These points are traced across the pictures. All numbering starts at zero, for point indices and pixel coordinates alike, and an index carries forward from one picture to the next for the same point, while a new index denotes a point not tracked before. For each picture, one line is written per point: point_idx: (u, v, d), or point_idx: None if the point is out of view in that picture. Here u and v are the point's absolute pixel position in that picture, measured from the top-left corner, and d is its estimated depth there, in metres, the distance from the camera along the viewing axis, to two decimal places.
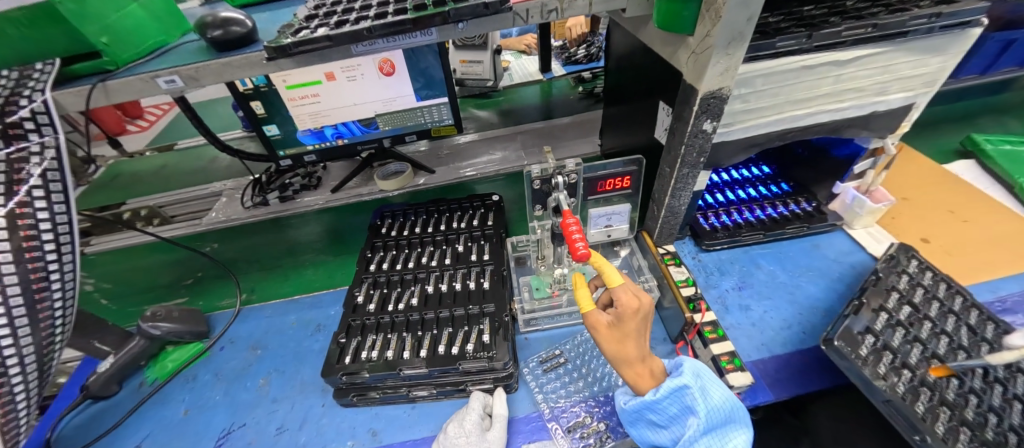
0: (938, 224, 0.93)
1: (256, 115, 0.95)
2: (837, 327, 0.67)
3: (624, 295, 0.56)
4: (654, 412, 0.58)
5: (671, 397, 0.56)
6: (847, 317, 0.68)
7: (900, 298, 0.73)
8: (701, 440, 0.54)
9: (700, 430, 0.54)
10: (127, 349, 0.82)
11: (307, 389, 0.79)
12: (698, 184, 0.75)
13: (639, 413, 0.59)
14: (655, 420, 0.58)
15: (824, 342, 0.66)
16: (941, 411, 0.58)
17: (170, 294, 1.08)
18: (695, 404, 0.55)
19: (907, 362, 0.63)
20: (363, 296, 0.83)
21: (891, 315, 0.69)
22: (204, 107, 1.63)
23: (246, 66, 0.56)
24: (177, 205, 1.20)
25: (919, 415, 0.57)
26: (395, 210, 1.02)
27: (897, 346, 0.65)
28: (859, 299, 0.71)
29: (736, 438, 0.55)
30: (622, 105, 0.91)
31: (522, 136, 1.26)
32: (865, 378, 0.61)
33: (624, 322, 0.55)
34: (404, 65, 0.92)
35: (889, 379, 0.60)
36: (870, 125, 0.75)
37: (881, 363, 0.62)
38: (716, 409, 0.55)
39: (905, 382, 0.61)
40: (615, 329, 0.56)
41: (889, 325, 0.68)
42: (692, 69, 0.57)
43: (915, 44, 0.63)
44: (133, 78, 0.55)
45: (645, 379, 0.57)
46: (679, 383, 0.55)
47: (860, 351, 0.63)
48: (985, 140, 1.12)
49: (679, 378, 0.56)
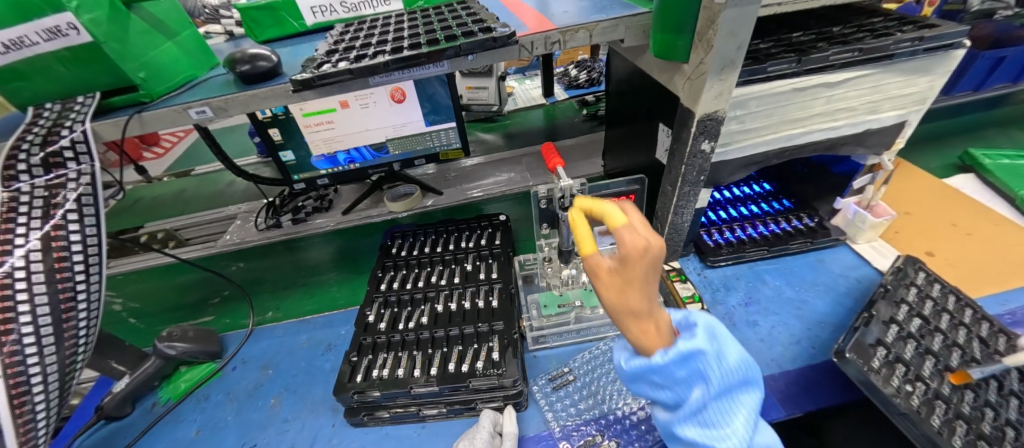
0: (941, 238, 0.94)
1: (273, 141, 1.00)
2: (848, 340, 0.68)
3: (627, 231, 0.40)
4: (654, 373, 0.42)
5: (679, 362, 0.41)
6: (859, 330, 0.70)
7: (909, 311, 0.73)
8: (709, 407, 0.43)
9: (710, 396, 0.42)
10: (143, 369, 0.83)
11: (318, 408, 0.80)
12: (700, 201, 0.77)
13: (635, 373, 0.44)
14: (655, 381, 0.43)
15: (836, 354, 0.67)
16: (957, 424, 0.57)
17: (198, 312, 1.10)
18: (701, 364, 0.41)
19: (921, 375, 0.63)
20: (374, 315, 0.84)
21: (902, 327, 0.70)
22: (221, 135, 1.70)
23: (272, 97, 0.61)
24: (193, 228, 1.23)
25: (935, 428, 0.57)
26: (405, 231, 1.05)
27: (910, 358, 0.66)
28: (869, 312, 0.73)
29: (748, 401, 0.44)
30: (624, 127, 0.94)
31: (527, 158, 1.29)
32: (879, 392, 0.62)
33: (621, 263, 0.39)
34: (414, 92, 0.97)
35: (904, 393, 0.61)
36: (864, 143, 0.77)
37: (895, 377, 0.63)
38: (729, 370, 0.42)
39: (919, 395, 0.61)
40: (608, 273, 0.41)
41: (899, 338, 0.69)
42: (689, 93, 0.60)
43: (901, 65, 0.66)
44: (166, 109, 0.59)
45: (644, 334, 0.41)
46: (691, 346, 0.40)
47: (872, 363, 0.65)
48: (983, 154, 1.13)
49: (686, 341, 0.41)
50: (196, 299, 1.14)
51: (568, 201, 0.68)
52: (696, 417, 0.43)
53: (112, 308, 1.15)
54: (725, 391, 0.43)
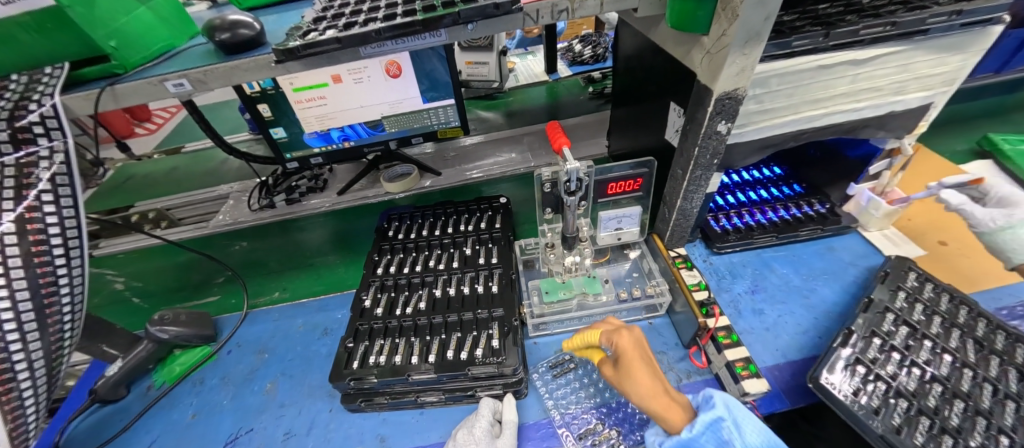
0: (956, 226, 0.91)
1: (263, 117, 0.95)
2: (824, 363, 0.64)
3: (614, 334, 0.63)
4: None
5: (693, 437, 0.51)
6: (835, 349, 0.66)
7: (895, 320, 0.70)
8: None
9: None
10: (136, 353, 0.82)
11: (315, 393, 0.78)
12: (711, 185, 0.73)
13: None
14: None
15: (812, 379, 0.63)
16: (942, 438, 0.56)
17: (202, 292, 1.07)
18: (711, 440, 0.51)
19: (902, 390, 0.61)
20: (371, 300, 0.82)
21: (885, 340, 0.67)
22: (211, 110, 1.63)
23: (255, 68, 0.56)
24: (186, 208, 1.20)
25: (913, 446, 0.55)
26: (402, 213, 1.02)
27: (891, 374, 0.63)
28: (847, 326, 0.69)
29: None
30: (632, 106, 0.89)
31: (528, 138, 1.25)
32: (856, 415, 0.59)
33: (623, 359, 0.60)
34: (410, 67, 0.92)
35: (882, 414, 0.58)
36: (887, 126, 0.73)
37: (873, 397, 0.60)
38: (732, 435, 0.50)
39: (900, 413, 0.59)
40: (619, 373, 0.60)
41: (882, 352, 0.66)
42: (707, 69, 0.55)
43: (935, 42, 0.61)
44: (141, 82, 0.55)
45: (672, 414, 0.55)
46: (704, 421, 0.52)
47: (847, 384, 0.62)
48: (1003, 139, 1.09)
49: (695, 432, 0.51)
50: (202, 278, 1.12)
51: (574, 185, 0.64)
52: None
53: (111, 288, 1.13)
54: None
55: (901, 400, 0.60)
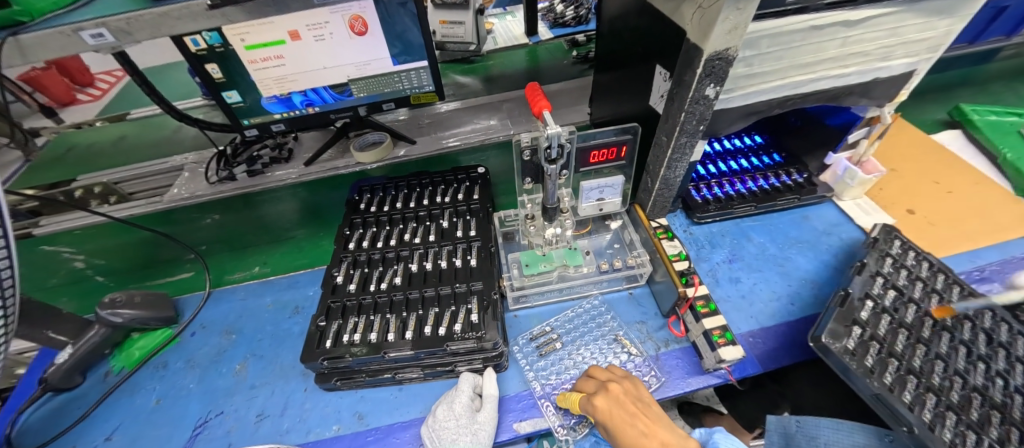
0: (923, 195, 0.93)
1: (213, 79, 0.85)
2: (824, 326, 0.66)
3: (590, 407, 0.58)
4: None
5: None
6: (835, 311, 0.68)
7: (884, 284, 0.72)
8: None
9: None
10: (87, 338, 0.76)
11: (287, 373, 0.76)
12: (695, 153, 0.71)
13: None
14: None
15: (812, 340, 0.65)
16: (927, 397, 0.59)
17: (174, 269, 1.06)
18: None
19: (893, 351, 0.64)
20: (343, 276, 0.78)
21: (876, 302, 0.70)
22: (158, 73, 1.48)
23: (189, 16, 0.49)
24: (136, 181, 1.10)
25: (906, 405, 0.58)
26: (374, 185, 0.96)
27: (883, 335, 0.65)
28: (844, 290, 0.71)
29: None
30: (615, 71, 0.85)
31: (507, 104, 1.19)
32: (855, 375, 0.61)
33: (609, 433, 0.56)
34: (378, 25, 0.84)
35: (878, 372, 0.61)
36: (870, 93, 0.72)
37: (869, 356, 0.63)
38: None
39: (892, 372, 0.61)
40: (613, 441, 0.57)
41: (873, 314, 0.68)
42: (698, 27, 0.52)
43: (926, 4, 0.59)
44: (50, 31, 0.47)
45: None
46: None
47: (848, 344, 0.64)
48: (972, 110, 1.11)
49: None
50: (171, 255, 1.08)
51: (555, 152, 0.61)
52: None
53: (70, 267, 1.05)
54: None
55: (893, 359, 0.62)
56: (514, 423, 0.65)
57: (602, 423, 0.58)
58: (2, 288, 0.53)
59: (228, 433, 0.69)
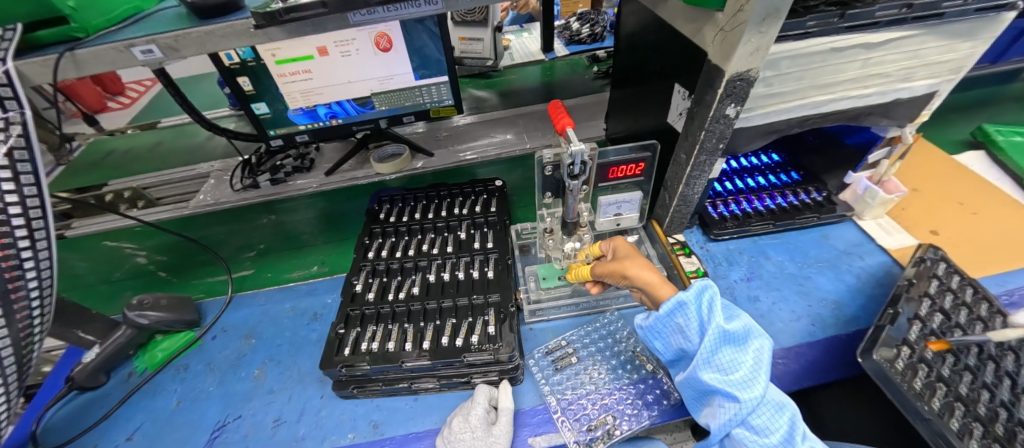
0: (946, 216, 0.92)
1: (243, 92, 0.89)
2: (872, 340, 0.67)
3: (618, 240, 0.72)
4: (669, 329, 0.59)
5: (699, 300, 0.56)
6: (885, 328, 0.68)
7: (931, 306, 0.71)
8: (722, 352, 0.54)
9: (718, 342, 0.54)
10: (114, 339, 0.78)
11: (305, 380, 0.76)
12: (714, 171, 0.72)
13: (664, 322, 0.58)
14: (684, 326, 0.57)
15: (861, 355, 0.66)
16: (975, 426, 0.58)
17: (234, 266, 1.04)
18: (714, 314, 0.55)
19: (941, 375, 0.63)
20: (362, 284, 0.80)
21: (925, 325, 0.69)
22: (188, 84, 1.54)
23: (232, 35, 0.51)
24: (163, 187, 1.13)
25: (954, 432, 0.57)
26: (393, 195, 0.98)
27: (931, 358, 0.65)
28: (892, 309, 0.70)
29: (756, 349, 0.54)
30: (633, 88, 0.86)
31: (524, 119, 1.21)
32: (904, 396, 0.61)
33: (624, 253, 0.69)
34: (401, 41, 0.87)
35: (927, 397, 0.60)
36: (891, 113, 0.72)
37: (917, 377, 0.63)
38: (735, 326, 0.55)
39: (940, 397, 0.61)
40: (619, 259, 0.68)
41: (922, 335, 0.67)
42: (719, 49, 0.53)
43: (947, 27, 0.60)
44: (104, 47, 0.50)
45: (664, 290, 0.62)
46: (702, 284, 0.57)
47: (896, 364, 0.64)
48: (996, 131, 1.10)
49: (692, 289, 0.57)
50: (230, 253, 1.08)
51: (578, 168, 0.61)
52: (710, 363, 0.54)
53: (133, 262, 1.09)
54: (736, 342, 0.55)
55: (940, 385, 0.62)
56: (529, 438, 0.64)
57: (613, 250, 0.71)
58: (43, 289, 0.55)
59: (245, 437, 0.69)
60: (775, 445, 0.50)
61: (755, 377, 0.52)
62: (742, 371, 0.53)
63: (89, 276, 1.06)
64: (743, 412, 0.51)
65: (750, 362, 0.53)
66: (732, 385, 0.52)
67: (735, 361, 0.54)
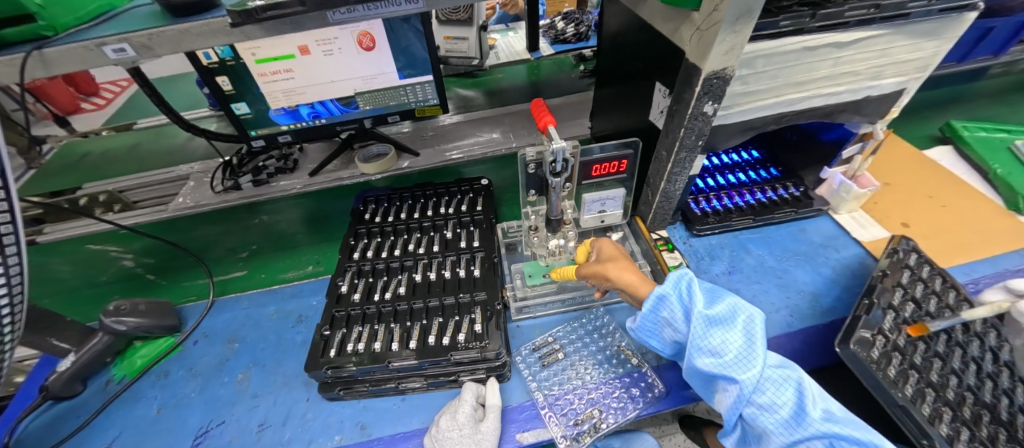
0: (917, 208, 0.95)
1: (222, 92, 0.87)
2: (849, 330, 0.68)
3: (600, 240, 0.74)
4: (660, 326, 0.61)
5: (678, 290, 0.59)
6: (862, 317, 0.69)
7: (904, 296, 0.74)
8: (711, 335, 0.55)
9: (704, 326, 0.55)
10: (90, 346, 0.76)
11: (291, 383, 0.76)
12: (695, 168, 0.73)
13: (652, 319, 0.61)
14: (670, 319, 0.59)
15: (839, 343, 0.67)
16: (943, 411, 0.61)
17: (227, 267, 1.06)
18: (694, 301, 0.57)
19: (913, 363, 0.65)
20: (347, 285, 0.79)
21: (899, 314, 0.71)
22: (165, 84, 1.50)
23: (208, 33, 0.51)
24: (140, 190, 1.11)
25: (925, 417, 0.59)
26: (379, 195, 0.98)
27: (903, 346, 0.67)
28: (867, 299, 0.72)
29: (745, 325, 0.55)
30: (616, 86, 0.87)
31: (510, 118, 1.22)
32: (879, 384, 0.63)
33: (607, 253, 0.70)
34: (385, 39, 0.86)
35: (900, 385, 0.62)
36: (863, 110, 0.74)
37: (891, 366, 0.64)
38: (719, 306, 0.56)
39: (912, 384, 0.63)
40: (602, 260, 0.70)
41: (896, 324, 0.70)
42: (696, 48, 0.54)
43: (913, 27, 0.62)
44: (74, 45, 0.49)
45: (644, 289, 0.63)
46: (678, 275, 0.60)
47: (873, 353, 0.65)
48: (963, 127, 1.14)
49: (669, 281, 0.60)
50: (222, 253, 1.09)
51: (560, 166, 0.62)
52: (703, 348, 0.55)
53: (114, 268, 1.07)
54: (724, 322, 0.55)
55: (912, 372, 0.64)
56: (516, 434, 0.65)
57: (598, 251, 0.72)
58: (12, 296, 0.53)
59: (230, 443, 0.68)
60: (784, 420, 0.49)
61: (748, 353, 0.53)
62: (733, 351, 0.53)
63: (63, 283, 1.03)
64: (745, 392, 0.52)
65: (739, 340, 0.54)
66: (728, 367, 0.53)
67: (726, 342, 0.54)
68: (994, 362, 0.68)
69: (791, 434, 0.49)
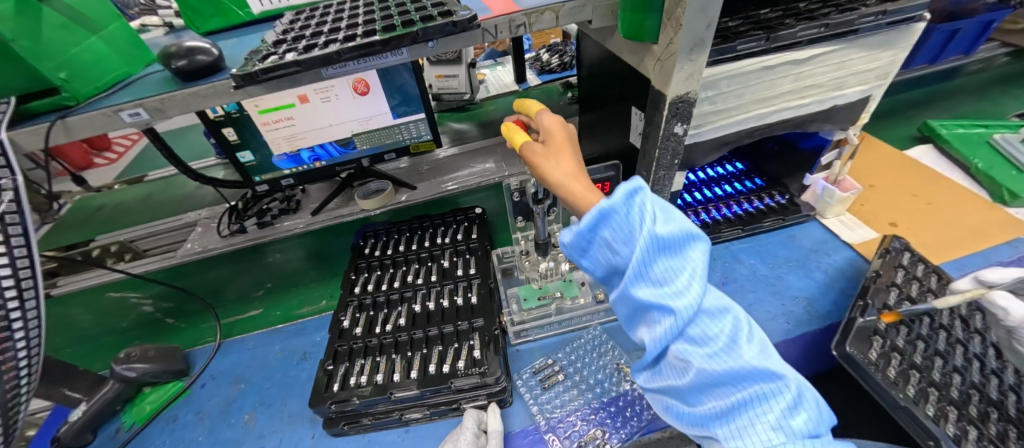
0: (903, 208, 0.97)
1: (228, 142, 0.93)
2: (847, 333, 0.69)
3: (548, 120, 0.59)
4: (594, 243, 0.48)
5: (628, 205, 0.45)
6: (856, 320, 0.70)
7: (899, 295, 0.74)
8: (655, 264, 0.44)
9: (652, 251, 0.44)
10: (101, 395, 0.78)
11: (296, 421, 0.77)
12: (676, 184, 0.76)
13: (588, 237, 0.47)
14: (611, 239, 0.45)
15: (835, 348, 0.68)
16: (950, 410, 0.60)
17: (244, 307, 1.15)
18: (645, 219, 0.44)
19: (914, 363, 0.65)
20: (349, 320, 0.81)
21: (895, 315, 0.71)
22: (174, 137, 1.58)
23: (214, 94, 0.56)
24: (150, 238, 1.15)
25: (931, 417, 0.58)
26: (377, 230, 1.01)
27: (903, 346, 0.67)
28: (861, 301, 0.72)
29: (696, 255, 0.45)
30: (597, 111, 0.92)
31: (501, 147, 1.27)
32: (880, 385, 0.62)
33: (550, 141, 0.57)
34: (378, 84, 0.92)
35: (901, 385, 0.61)
36: (832, 119, 0.78)
37: (891, 367, 0.64)
38: (668, 228, 0.45)
39: (914, 384, 0.62)
40: (546, 151, 0.56)
41: (893, 325, 0.70)
42: (660, 75, 0.58)
43: (865, 40, 0.66)
44: (94, 113, 0.54)
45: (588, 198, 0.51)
46: (630, 188, 0.45)
47: (870, 355, 0.65)
48: (940, 125, 1.17)
49: (621, 191, 0.45)
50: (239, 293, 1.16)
51: (541, 192, 0.65)
52: (642, 273, 0.44)
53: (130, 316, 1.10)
54: (672, 249, 0.45)
55: (913, 372, 0.64)
56: None
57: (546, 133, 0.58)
58: (30, 348, 0.56)
59: None
60: (715, 354, 0.41)
61: (689, 280, 0.44)
62: (679, 279, 0.44)
63: (75, 335, 1.06)
64: (680, 324, 0.43)
65: (689, 267, 0.45)
66: (668, 297, 0.43)
67: (671, 271, 0.44)
68: (997, 358, 0.68)
69: (722, 368, 0.41)
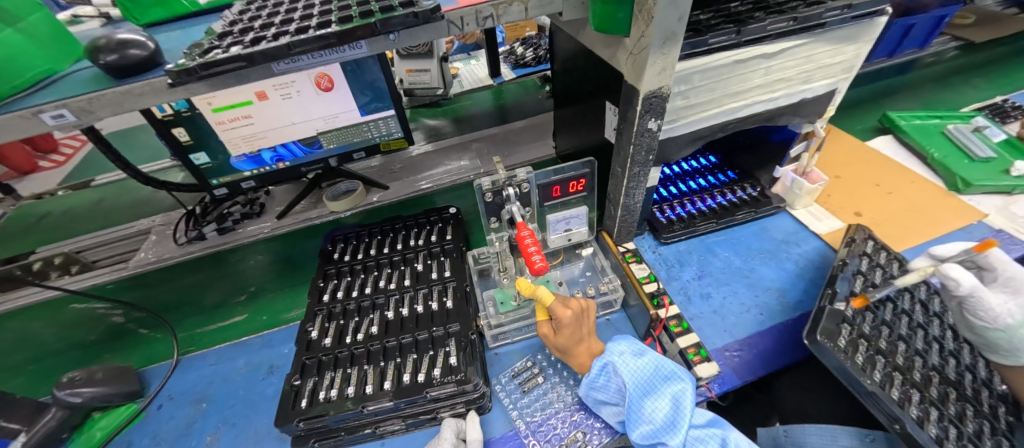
0: (867, 198, 1.00)
1: (180, 142, 0.86)
2: (816, 323, 0.67)
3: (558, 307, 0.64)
4: (599, 392, 0.64)
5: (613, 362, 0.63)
6: (824, 308, 0.70)
7: (865, 281, 0.76)
8: (644, 404, 0.59)
9: (636, 395, 0.60)
10: (42, 423, 0.71)
11: (263, 439, 0.73)
12: (651, 180, 0.76)
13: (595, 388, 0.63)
14: (609, 387, 0.63)
15: (806, 337, 0.66)
16: (914, 394, 0.61)
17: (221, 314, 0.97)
18: (625, 372, 0.62)
19: (879, 348, 0.66)
20: (317, 330, 0.77)
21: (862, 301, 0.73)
22: (124, 137, 1.47)
23: (150, 93, 0.50)
24: (99, 249, 1.07)
25: (897, 402, 0.59)
26: (348, 233, 0.97)
27: (868, 332, 0.68)
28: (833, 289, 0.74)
29: (672, 388, 0.60)
30: (572, 107, 0.90)
31: (476, 144, 1.24)
32: (850, 373, 0.62)
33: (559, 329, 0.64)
34: (343, 79, 0.87)
35: (869, 370, 0.62)
36: (801, 111, 0.79)
37: (858, 353, 0.64)
38: (644, 374, 0.61)
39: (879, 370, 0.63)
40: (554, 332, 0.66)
41: (861, 312, 0.71)
42: (632, 70, 0.57)
43: (831, 34, 0.67)
44: (9, 115, 0.47)
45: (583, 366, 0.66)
46: (610, 346, 0.66)
47: (840, 343, 0.65)
48: (899, 116, 1.21)
49: (611, 350, 0.65)
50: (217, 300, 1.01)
51: None
52: (638, 416, 0.59)
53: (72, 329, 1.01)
54: (652, 387, 0.60)
55: (879, 357, 0.65)
56: None
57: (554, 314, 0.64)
58: None
59: None
60: None
61: (669, 413, 0.58)
62: (660, 415, 0.58)
63: None
64: None
65: (668, 401, 0.59)
66: (657, 431, 0.57)
67: (654, 409, 0.58)
68: (954, 340, 0.71)
69: None
